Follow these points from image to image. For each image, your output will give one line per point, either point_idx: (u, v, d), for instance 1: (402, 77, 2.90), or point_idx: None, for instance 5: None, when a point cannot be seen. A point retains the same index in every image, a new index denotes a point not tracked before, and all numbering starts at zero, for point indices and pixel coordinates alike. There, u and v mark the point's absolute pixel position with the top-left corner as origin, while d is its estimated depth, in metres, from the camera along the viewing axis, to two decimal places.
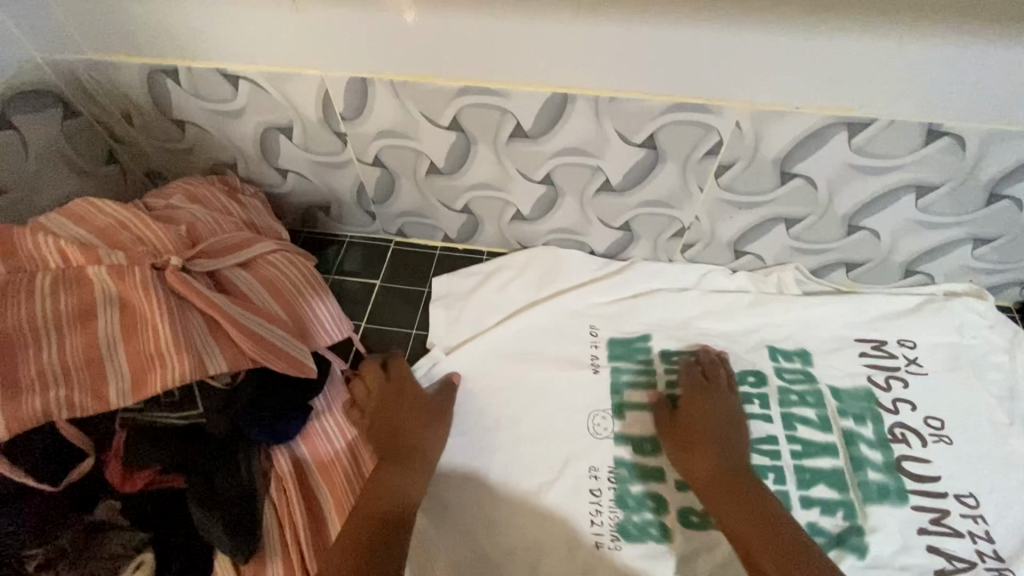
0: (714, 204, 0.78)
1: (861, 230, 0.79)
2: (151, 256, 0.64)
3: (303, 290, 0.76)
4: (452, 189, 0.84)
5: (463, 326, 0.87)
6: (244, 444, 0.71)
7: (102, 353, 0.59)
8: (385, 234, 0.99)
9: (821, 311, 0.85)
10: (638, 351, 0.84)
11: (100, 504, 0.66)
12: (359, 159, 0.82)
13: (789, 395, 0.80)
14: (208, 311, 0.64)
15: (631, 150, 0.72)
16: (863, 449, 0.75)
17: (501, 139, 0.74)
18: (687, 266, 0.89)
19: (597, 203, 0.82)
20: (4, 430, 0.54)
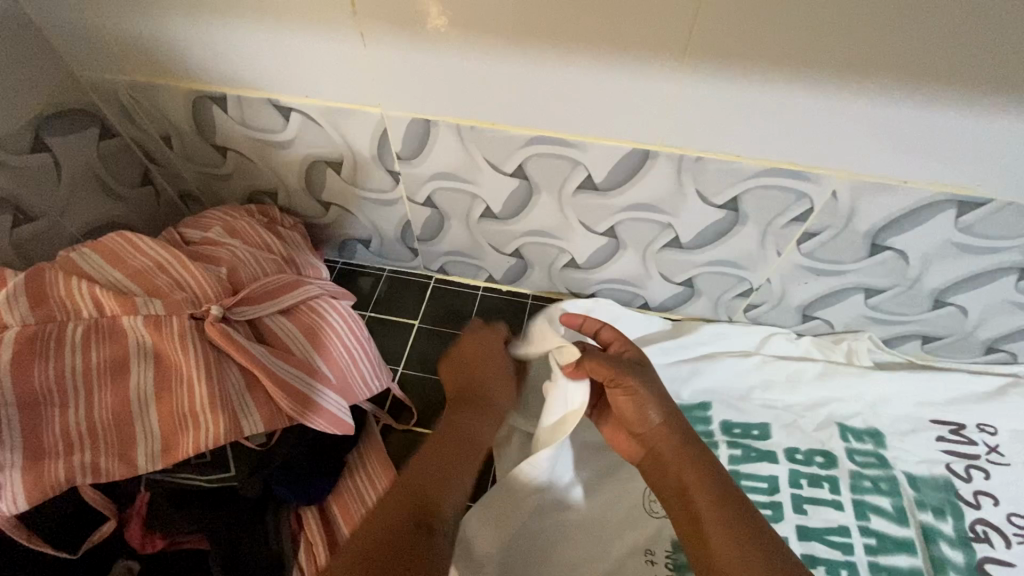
0: (790, 269, 0.73)
1: (948, 305, 0.73)
2: (189, 303, 0.59)
3: (347, 338, 0.70)
4: (504, 233, 0.79)
5: None
6: (273, 504, 0.65)
7: (131, 413, 0.54)
8: (426, 271, 0.94)
9: (894, 386, 0.79)
10: (696, 420, 0.78)
11: (115, 565, 0.61)
12: (409, 198, 0.77)
13: (861, 481, 0.73)
14: (247, 366, 0.59)
15: (711, 212, 0.67)
16: (944, 548, 0.69)
17: (567, 190, 0.69)
18: (749, 328, 0.84)
19: (661, 258, 0.76)
20: (26, 500, 0.49)
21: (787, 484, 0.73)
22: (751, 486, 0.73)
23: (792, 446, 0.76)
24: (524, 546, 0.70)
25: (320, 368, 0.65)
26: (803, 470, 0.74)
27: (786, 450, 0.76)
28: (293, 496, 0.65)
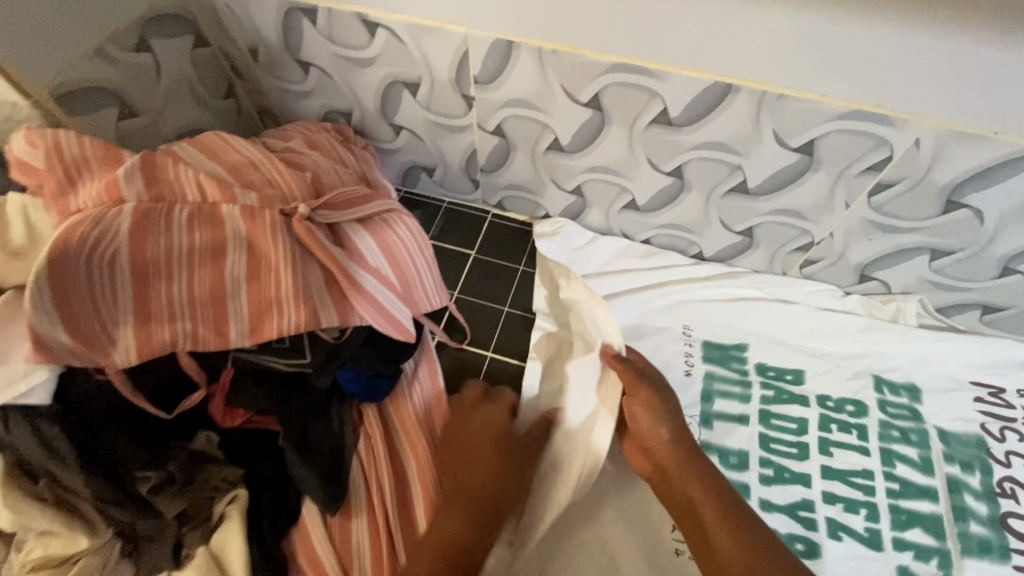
0: (857, 223, 0.73)
1: (1016, 273, 0.72)
2: (280, 201, 0.64)
3: (414, 253, 0.74)
4: (568, 168, 0.80)
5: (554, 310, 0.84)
6: (337, 395, 0.72)
7: (225, 291, 0.59)
8: (483, 205, 0.96)
9: (940, 347, 0.79)
10: (733, 358, 0.80)
11: (197, 435, 0.65)
12: (479, 126, 0.79)
13: (890, 432, 0.75)
14: (328, 265, 0.64)
15: (783, 154, 0.67)
16: (968, 499, 0.71)
17: (639, 123, 0.69)
18: (802, 282, 0.84)
19: (724, 203, 0.76)
20: (135, 354, 0.55)
21: (815, 427, 0.75)
22: (780, 425, 0.75)
23: (825, 393, 0.77)
24: None
25: (389, 277, 0.70)
26: (833, 416, 0.76)
27: (819, 396, 0.77)
28: (357, 391, 0.72)
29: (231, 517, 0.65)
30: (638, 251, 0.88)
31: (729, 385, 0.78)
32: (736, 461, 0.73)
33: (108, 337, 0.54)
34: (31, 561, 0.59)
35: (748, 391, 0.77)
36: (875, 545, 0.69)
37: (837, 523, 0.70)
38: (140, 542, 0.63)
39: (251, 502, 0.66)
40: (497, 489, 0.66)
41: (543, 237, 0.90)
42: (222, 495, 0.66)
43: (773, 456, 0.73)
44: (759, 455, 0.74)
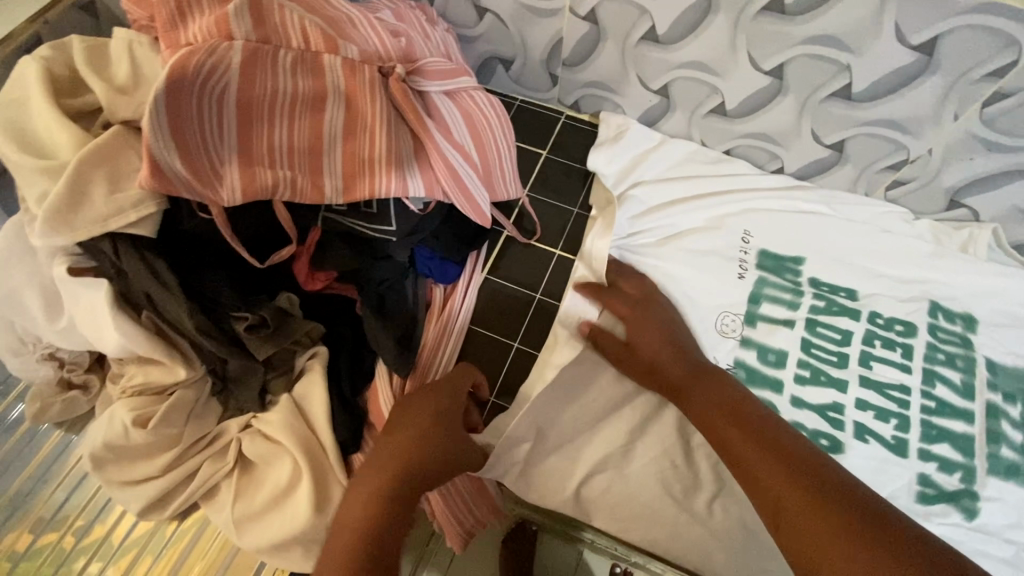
0: (960, 138, 0.69)
1: None
2: (378, 59, 0.63)
3: (496, 135, 0.73)
4: (659, 64, 0.77)
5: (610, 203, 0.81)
6: (412, 273, 0.73)
7: (324, 145, 0.60)
8: (556, 106, 0.92)
9: (1009, 282, 0.75)
10: (786, 270, 0.77)
11: (279, 295, 0.65)
12: (571, 10, 0.76)
13: (931, 350, 0.72)
14: (419, 132, 0.64)
15: (900, 54, 0.64)
16: (1005, 426, 0.69)
17: (747, 12, 0.67)
18: (885, 205, 0.80)
19: (821, 110, 0.73)
20: (242, 194, 0.57)
21: (859, 341, 0.72)
22: (824, 334, 0.73)
23: (877, 310, 0.74)
24: None
25: (473, 155, 0.70)
26: (880, 332, 0.73)
27: (870, 313, 0.74)
28: (429, 271, 0.73)
29: (313, 370, 0.68)
30: (705, 157, 0.84)
31: (782, 293, 0.75)
32: (774, 359, 0.72)
33: (216, 173, 0.56)
34: (133, 387, 0.64)
35: (798, 300, 0.75)
36: (899, 451, 0.67)
37: (863, 427, 0.68)
38: (229, 383, 0.67)
39: (331, 360, 0.69)
40: (417, 462, 0.56)
41: (604, 141, 0.85)
42: (304, 349, 0.68)
43: (810, 360, 0.71)
44: (798, 357, 0.72)
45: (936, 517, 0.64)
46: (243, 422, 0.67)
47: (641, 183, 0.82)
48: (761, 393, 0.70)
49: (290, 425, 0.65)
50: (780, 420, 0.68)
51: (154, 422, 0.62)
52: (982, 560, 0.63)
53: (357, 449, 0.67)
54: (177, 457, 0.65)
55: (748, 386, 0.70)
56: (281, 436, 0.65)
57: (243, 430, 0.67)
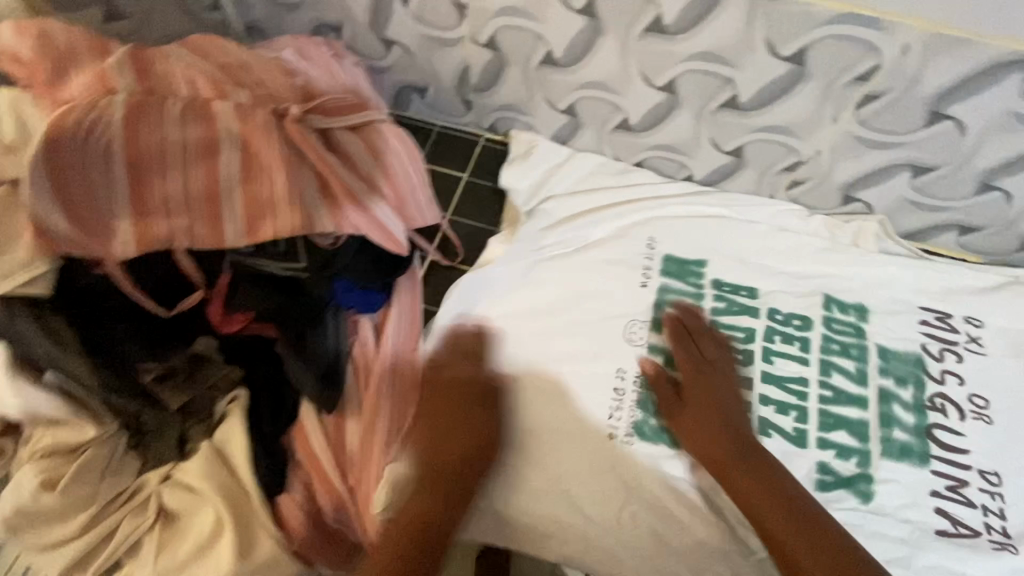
0: (843, 139, 0.74)
1: (993, 191, 0.74)
2: (273, 101, 0.64)
3: (406, 165, 0.73)
4: (562, 84, 0.80)
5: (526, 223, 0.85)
6: (333, 307, 0.72)
7: (221, 190, 0.60)
8: (475, 128, 0.94)
9: (897, 271, 0.81)
10: (691, 273, 0.81)
11: (195, 339, 0.66)
12: (472, 39, 0.79)
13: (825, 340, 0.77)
14: (321, 169, 0.64)
15: (774, 65, 0.68)
16: (896, 409, 0.74)
17: (633, 33, 0.70)
18: (786, 204, 0.85)
19: (715, 119, 0.77)
20: (136, 246, 0.57)
21: (761, 339, 0.77)
22: (727, 335, 0.77)
23: (776, 307, 0.79)
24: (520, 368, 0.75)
25: (382, 187, 0.70)
26: (780, 328, 0.78)
27: (770, 310, 0.79)
28: (354, 304, 0.73)
29: (232, 414, 0.68)
30: (612, 169, 0.88)
31: (685, 297, 0.80)
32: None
33: (107, 229, 0.56)
34: (37, 451, 0.62)
35: (701, 303, 0.79)
36: (801, 443, 0.72)
37: (767, 422, 0.73)
38: (145, 435, 0.67)
39: (252, 402, 0.69)
40: (418, 522, 0.61)
41: (516, 160, 0.88)
42: (223, 394, 0.69)
43: None
44: None
45: (834, 502, 0.70)
46: (163, 474, 0.66)
47: (552, 198, 0.86)
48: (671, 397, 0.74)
49: (213, 473, 0.65)
50: None
51: (65, 483, 0.61)
52: (880, 540, 0.69)
53: (281, 490, 0.67)
54: (93, 516, 0.64)
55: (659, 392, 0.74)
56: (200, 484, 0.65)
57: (163, 481, 0.66)
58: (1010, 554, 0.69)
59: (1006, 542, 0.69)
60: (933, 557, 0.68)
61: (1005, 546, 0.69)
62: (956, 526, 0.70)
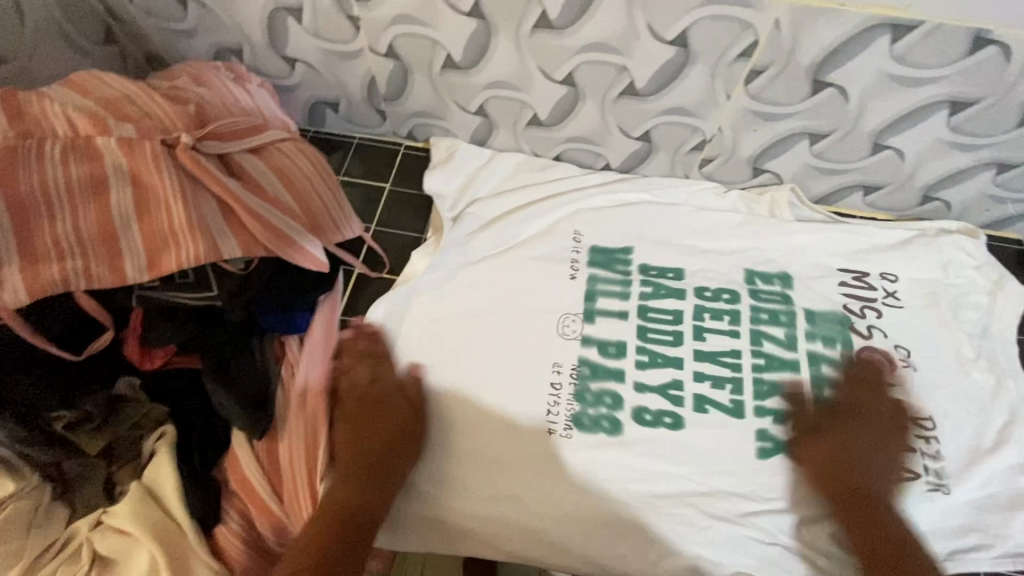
0: (739, 114, 0.76)
1: (886, 149, 0.77)
2: (162, 132, 0.64)
3: (315, 181, 0.74)
4: (467, 87, 0.81)
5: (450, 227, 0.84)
6: (258, 331, 0.72)
7: (116, 227, 0.59)
8: (394, 137, 0.94)
9: (812, 236, 0.84)
10: (619, 261, 0.82)
11: (118, 380, 0.67)
12: (371, 49, 0.79)
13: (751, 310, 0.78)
14: (221, 195, 0.64)
15: (661, 50, 0.70)
16: (825, 368, 0.76)
17: (523, 31, 0.71)
18: (702, 183, 0.87)
19: (619, 108, 0.79)
20: (26, 294, 0.55)
21: (690, 316, 0.78)
22: (657, 317, 0.78)
23: (701, 285, 0.81)
24: (451, 373, 0.76)
25: (291, 205, 0.70)
26: (709, 304, 0.79)
27: (696, 289, 0.80)
28: (276, 324, 0.73)
29: (162, 451, 0.66)
30: (533, 166, 0.89)
31: (614, 284, 0.81)
32: (615, 350, 0.76)
33: None
34: None
35: (628, 289, 0.80)
36: (737, 414, 0.73)
37: (702, 398, 0.74)
38: (72, 482, 0.65)
39: (180, 438, 0.68)
40: (362, 507, 0.63)
41: (438, 166, 0.89)
42: (151, 432, 0.68)
43: (649, 344, 0.77)
44: (636, 344, 0.77)
45: (771, 468, 0.71)
46: (95, 519, 0.64)
47: (476, 200, 0.86)
48: (606, 384, 0.75)
49: (147, 515, 0.63)
50: (624, 407, 0.73)
51: None
52: (816, 497, 0.70)
53: (217, 521, 0.66)
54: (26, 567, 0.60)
55: (593, 380, 0.75)
56: (133, 527, 0.62)
57: (95, 527, 0.64)
58: (942, 494, 0.72)
59: (939, 482, 0.72)
60: None
61: (938, 486, 0.72)
62: (889, 476, 0.71)
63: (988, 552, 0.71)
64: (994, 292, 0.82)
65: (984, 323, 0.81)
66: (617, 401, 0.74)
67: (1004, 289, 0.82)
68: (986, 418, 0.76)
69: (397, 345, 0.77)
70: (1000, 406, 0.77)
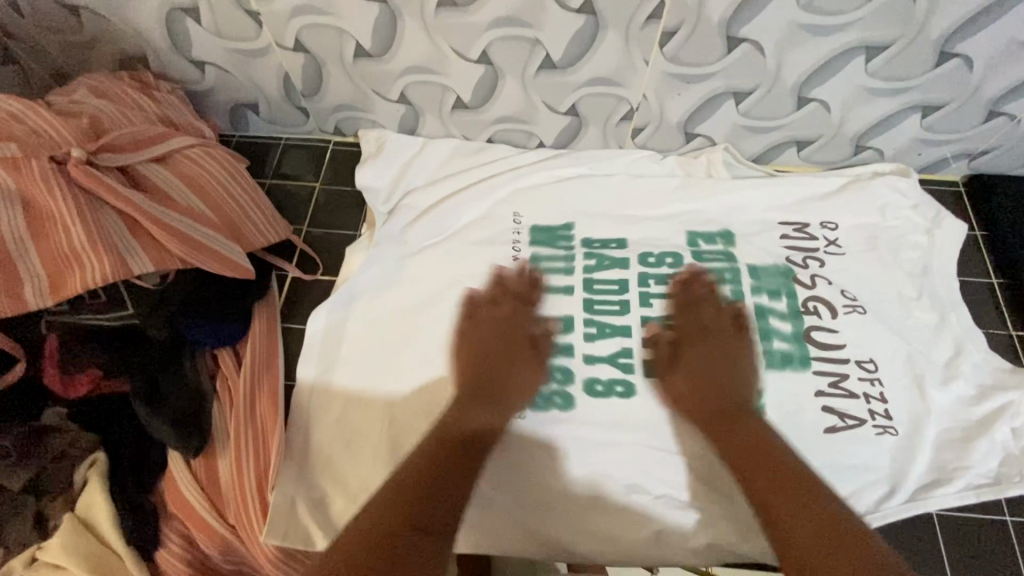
0: (661, 79, 0.75)
1: (811, 101, 0.76)
2: (49, 148, 0.61)
3: (229, 186, 0.72)
4: (384, 75, 0.78)
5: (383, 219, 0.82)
6: (188, 348, 0.68)
7: (11, 251, 0.57)
8: (321, 135, 0.91)
9: (752, 193, 0.83)
10: (560, 239, 0.81)
11: (45, 411, 0.65)
12: (279, 45, 0.76)
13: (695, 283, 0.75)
14: (123, 208, 0.61)
15: (570, 18, 0.68)
16: (773, 321, 0.75)
17: (428, 11, 0.69)
18: (637, 152, 0.86)
19: (540, 84, 0.77)
20: None
21: (635, 285, 0.77)
22: (602, 289, 0.77)
23: (645, 252, 0.79)
24: (400, 362, 0.73)
25: (205, 213, 0.68)
26: (653, 270, 0.78)
27: (640, 256, 0.79)
28: (207, 339, 0.68)
29: (93, 481, 0.64)
30: (464, 151, 0.87)
31: (554, 259, 0.79)
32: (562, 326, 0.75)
33: None
34: None
35: (571, 264, 0.79)
36: None
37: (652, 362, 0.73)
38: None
39: (114, 464, 0.66)
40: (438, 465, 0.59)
41: (368, 158, 0.86)
42: (79, 462, 0.65)
43: (595, 317, 0.75)
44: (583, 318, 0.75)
45: None
46: (28, 557, 0.63)
47: (412, 190, 0.84)
48: (556, 359, 0.73)
49: (81, 549, 0.62)
50: (575, 381, 0.72)
51: None
52: None
53: (157, 546, 0.65)
54: None
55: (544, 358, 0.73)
56: (66, 560, 0.61)
57: (29, 565, 0.63)
58: (891, 436, 0.70)
59: (888, 425, 0.71)
60: (824, 455, 0.69)
61: (887, 429, 0.71)
62: (843, 419, 0.71)
63: (949, 486, 0.69)
64: (933, 230, 0.82)
65: (925, 261, 0.80)
66: (568, 375, 0.72)
67: (943, 225, 0.82)
68: (931, 355, 0.75)
69: (338, 349, 0.74)
70: (945, 341, 0.76)
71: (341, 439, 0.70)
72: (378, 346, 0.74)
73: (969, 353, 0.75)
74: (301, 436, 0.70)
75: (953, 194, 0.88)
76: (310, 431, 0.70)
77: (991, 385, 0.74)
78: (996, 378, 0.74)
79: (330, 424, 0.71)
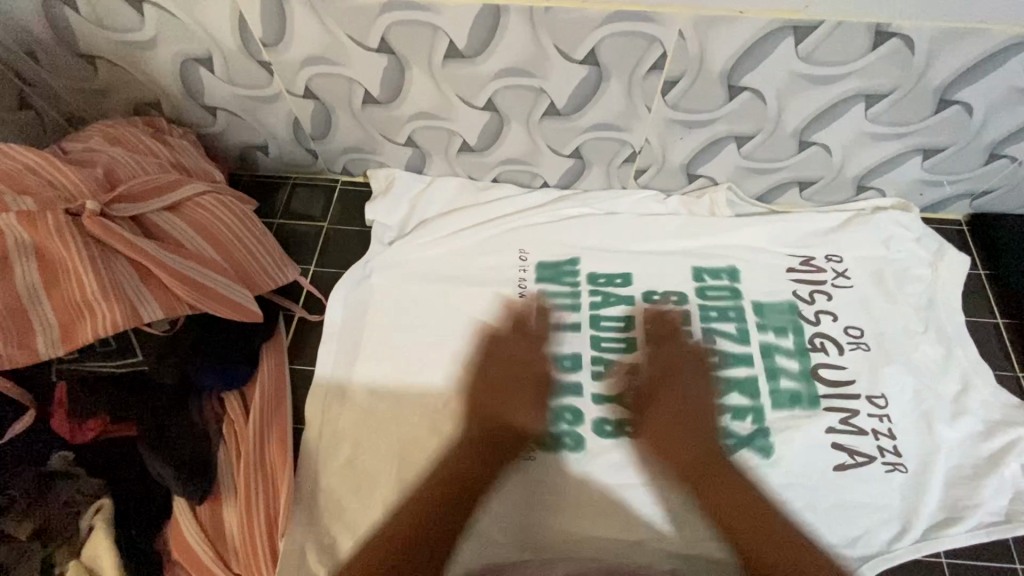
0: (663, 124, 0.76)
1: (812, 145, 0.77)
2: (64, 202, 0.62)
3: (240, 231, 0.73)
4: (391, 120, 0.80)
5: (391, 255, 0.83)
6: (194, 391, 0.70)
7: (24, 303, 0.58)
8: (329, 174, 0.93)
9: (756, 230, 0.83)
10: (566, 275, 0.81)
11: (53, 456, 0.65)
12: (289, 91, 0.78)
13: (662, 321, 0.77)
14: (135, 257, 0.62)
15: (573, 68, 0.70)
16: (779, 359, 0.75)
17: (435, 62, 0.71)
18: (640, 192, 0.87)
19: (545, 128, 0.78)
20: None
21: (641, 323, 0.78)
22: (609, 327, 0.78)
23: (651, 289, 0.80)
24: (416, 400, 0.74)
25: (216, 259, 0.69)
26: (658, 308, 0.79)
27: (645, 294, 0.80)
28: (214, 383, 0.70)
29: (98, 528, 0.63)
30: (469, 190, 0.88)
31: (560, 297, 0.80)
32: (570, 363, 0.75)
33: None
34: None
35: (577, 301, 0.79)
36: None
37: None
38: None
39: (117, 510, 0.66)
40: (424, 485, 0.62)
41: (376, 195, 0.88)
42: (84, 509, 0.64)
43: (603, 355, 0.76)
44: (591, 356, 0.76)
45: (739, 467, 0.70)
46: None
47: (423, 223, 0.85)
48: (563, 399, 0.73)
49: None
50: (584, 420, 0.72)
51: None
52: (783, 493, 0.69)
53: None
54: None
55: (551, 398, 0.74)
56: None
57: None
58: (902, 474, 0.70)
59: (897, 462, 0.70)
60: (834, 495, 0.69)
61: (896, 467, 0.70)
62: (853, 456, 0.70)
63: (961, 526, 0.68)
64: (937, 262, 0.82)
65: (930, 294, 0.80)
66: (577, 415, 0.73)
67: (947, 257, 0.82)
68: (939, 391, 0.74)
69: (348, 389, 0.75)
70: (953, 376, 0.75)
71: (350, 482, 0.70)
72: (391, 385, 0.75)
73: (977, 388, 0.75)
74: (309, 480, 0.70)
75: (956, 231, 0.88)
76: (319, 475, 0.70)
77: (1000, 420, 0.73)
78: (1005, 414, 0.73)
79: (340, 468, 0.71)
